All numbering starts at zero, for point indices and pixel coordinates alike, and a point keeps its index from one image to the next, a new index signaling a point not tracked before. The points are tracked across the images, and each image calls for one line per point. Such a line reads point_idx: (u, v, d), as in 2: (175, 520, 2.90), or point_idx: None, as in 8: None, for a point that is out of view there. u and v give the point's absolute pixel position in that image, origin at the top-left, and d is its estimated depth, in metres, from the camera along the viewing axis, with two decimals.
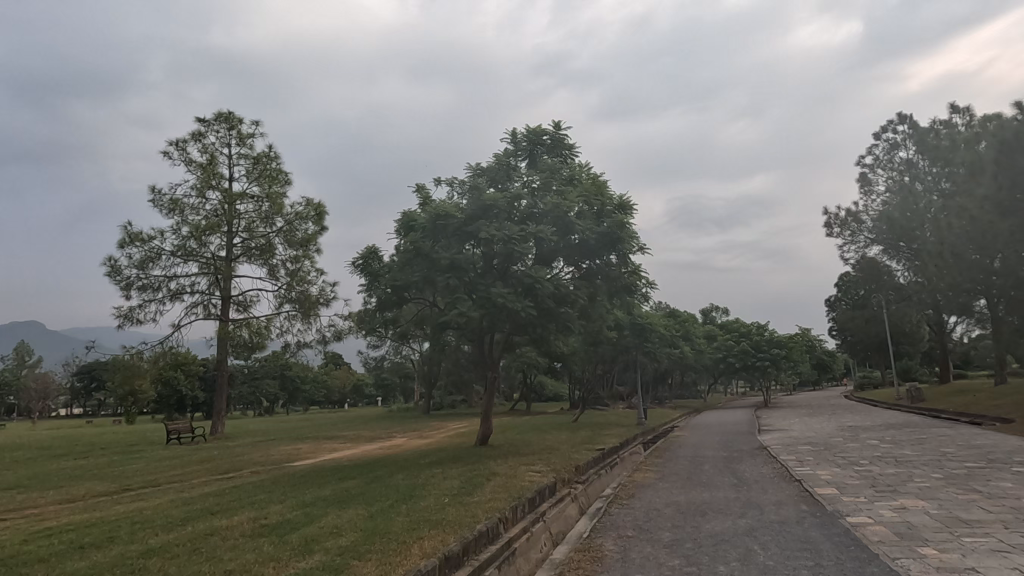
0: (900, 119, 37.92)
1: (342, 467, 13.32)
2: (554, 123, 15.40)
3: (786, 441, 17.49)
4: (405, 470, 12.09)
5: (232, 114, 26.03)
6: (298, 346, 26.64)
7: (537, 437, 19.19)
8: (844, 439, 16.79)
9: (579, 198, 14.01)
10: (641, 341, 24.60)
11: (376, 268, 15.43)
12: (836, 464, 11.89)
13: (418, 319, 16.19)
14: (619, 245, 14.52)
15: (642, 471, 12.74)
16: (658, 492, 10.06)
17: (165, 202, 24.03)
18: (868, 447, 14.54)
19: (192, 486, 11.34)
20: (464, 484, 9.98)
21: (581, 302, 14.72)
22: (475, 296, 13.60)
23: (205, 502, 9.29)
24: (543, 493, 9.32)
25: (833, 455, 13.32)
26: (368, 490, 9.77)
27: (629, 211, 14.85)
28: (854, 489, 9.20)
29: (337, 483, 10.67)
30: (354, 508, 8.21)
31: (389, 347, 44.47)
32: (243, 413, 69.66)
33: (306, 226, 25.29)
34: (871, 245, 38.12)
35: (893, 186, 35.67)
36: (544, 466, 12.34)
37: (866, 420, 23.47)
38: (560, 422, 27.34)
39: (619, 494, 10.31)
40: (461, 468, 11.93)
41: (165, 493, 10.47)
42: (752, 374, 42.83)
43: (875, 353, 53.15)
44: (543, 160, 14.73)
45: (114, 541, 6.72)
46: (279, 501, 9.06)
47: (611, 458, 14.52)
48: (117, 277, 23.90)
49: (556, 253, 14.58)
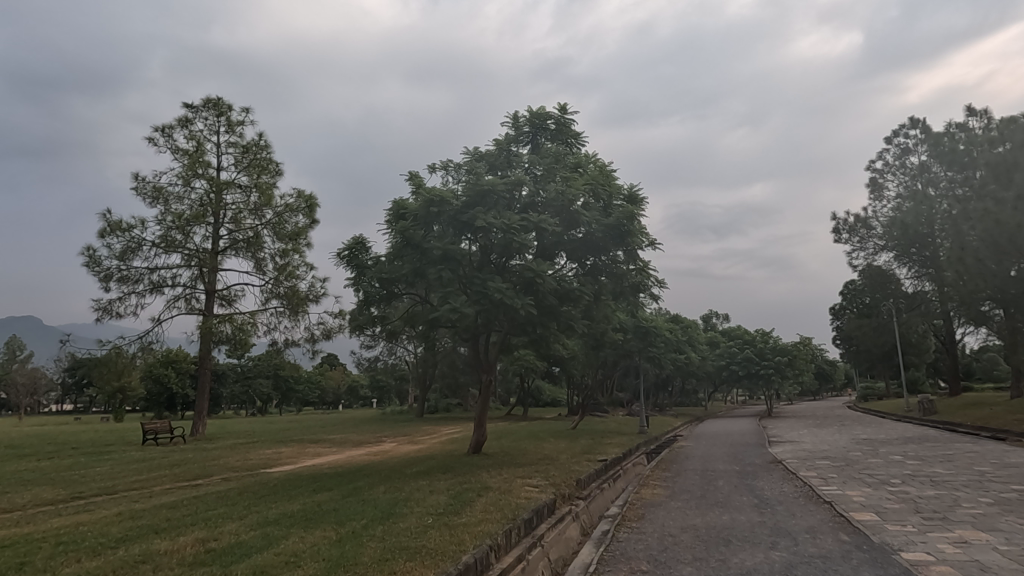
0: (912, 124, 36.96)
1: (320, 476, 12.14)
2: (559, 107, 14.23)
3: (800, 454, 16.36)
4: (388, 482, 10.88)
5: (221, 100, 24.93)
6: (285, 344, 25.52)
7: (534, 445, 18.05)
8: (863, 454, 15.66)
9: (585, 186, 12.80)
10: (645, 345, 23.61)
11: (364, 260, 14.16)
12: (866, 483, 10.72)
13: (408, 317, 15.03)
14: (627, 240, 13.37)
15: (650, 486, 11.57)
16: (671, 514, 8.88)
17: (148, 190, 22.87)
18: (894, 464, 13.40)
19: (151, 495, 10.16)
20: (451, 500, 8.77)
21: (586, 301, 13.56)
22: (470, 291, 12.48)
23: (155, 516, 8.12)
24: (541, 513, 8.16)
25: (859, 473, 12.16)
26: (343, 505, 8.59)
27: (639, 203, 13.68)
28: (897, 515, 8.03)
29: (312, 496, 9.48)
30: (321, 530, 7.05)
31: (384, 348, 43.32)
32: (234, 412, 68.22)
33: (297, 219, 24.21)
34: (881, 252, 37.10)
35: (905, 191, 34.67)
36: (542, 479, 11.18)
37: (880, 433, 22.34)
38: (558, 427, 26.22)
39: (627, 514, 9.15)
40: (451, 480, 10.78)
41: (115, 504, 9.28)
42: (756, 382, 41.75)
43: (879, 363, 52.16)
44: (547, 145, 13.58)
45: (21, 571, 5.55)
46: (237, 517, 7.88)
47: (614, 471, 13.38)
48: (96, 267, 22.75)
49: (559, 247, 13.45)
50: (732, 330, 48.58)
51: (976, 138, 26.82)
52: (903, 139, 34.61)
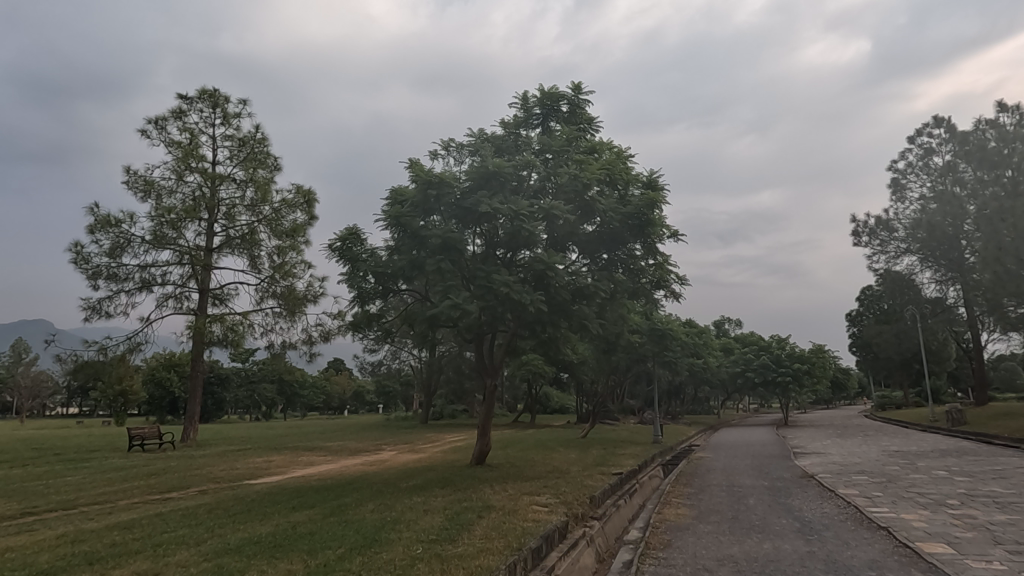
0: (936, 122, 35.56)
1: (307, 489, 10.97)
2: (573, 86, 12.99)
3: (832, 468, 15.00)
4: (379, 499, 9.66)
5: (217, 91, 23.93)
6: (281, 346, 24.44)
7: (542, 455, 16.80)
8: (902, 468, 14.32)
9: (601, 172, 11.54)
10: (660, 349, 22.35)
11: (358, 252, 12.86)
12: (921, 505, 9.38)
13: (406, 315, 13.83)
14: (646, 232, 12.11)
15: (673, 505, 10.29)
16: (702, 541, 7.65)
17: (139, 183, 21.83)
18: (943, 480, 12.08)
19: (109, 512, 8.99)
20: (447, 523, 7.55)
21: (601, 298, 12.26)
22: (473, 285, 11.28)
23: (101, 540, 6.96)
24: (550, 539, 6.93)
25: (907, 491, 10.84)
26: (322, 528, 7.36)
27: (660, 190, 12.41)
28: (977, 548, 6.73)
29: (289, 515, 8.28)
30: (285, 562, 5.86)
31: (388, 352, 42.18)
32: (239, 417, 67.34)
33: (295, 215, 23.14)
34: (902, 255, 35.68)
35: (931, 193, 33.24)
36: (552, 497, 9.88)
37: (910, 445, 20.87)
38: (567, 436, 25.00)
39: (650, 540, 7.90)
40: (448, 497, 9.55)
41: (64, 523, 8.13)
42: (772, 390, 40.29)
43: (898, 370, 50.51)
44: (559, 128, 12.36)
45: None
46: (194, 543, 6.70)
47: (629, 485, 12.09)
48: (84, 265, 21.70)
49: (571, 239, 12.21)
50: (746, 336, 47.20)
51: (1009, 133, 25.39)
52: (927, 139, 33.28)
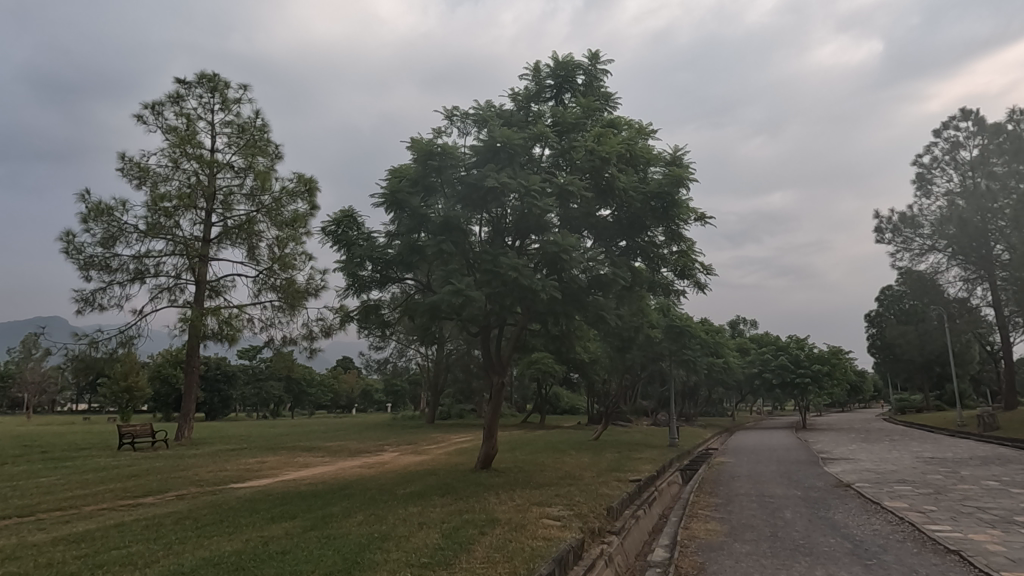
0: (963, 115, 34.19)
1: (293, 495, 9.90)
2: (589, 56, 11.87)
3: (869, 476, 13.79)
4: (370, 508, 8.52)
5: (217, 76, 22.98)
6: (282, 342, 23.43)
7: (554, 459, 15.67)
8: (945, 477, 13.16)
9: (621, 146, 10.42)
10: (676, 347, 21.27)
11: (354, 236, 11.83)
12: (987, 522, 8.18)
13: (405, 305, 12.75)
14: (670, 216, 11.00)
15: (700, 518, 9.18)
16: (742, 564, 6.56)
17: (133, 170, 20.92)
18: (998, 492, 10.89)
19: (65, 521, 7.96)
20: (443, 541, 6.47)
21: (620, 287, 11.13)
22: (478, 271, 10.20)
23: (37, 558, 5.93)
24: (563, 562, 5.81)
25: (965, 506, 9.64)
26: (297, 545, 6.30)
27: (685, 168, 11.25)
28: None
29: (262, 528, 7.24)
30: None
31: (394, 349, 41.17)
32: (246, 415, 66.61)
33: (296, 205, 22.14)
34: (928, 253, 34.25)
35: (959, 188, 31.85)
36: (563, 508, 8.76)
37: (946, 451, 19.59)
38: (580, 437, 23.98)
39: (681, 563, 6.80)
40: (447, 508, 8.43)
41: (5, 534, 7.10)
42: (790, 392, 38.94)
43: (920, 373, 48.92)
44: (574, 100, 11.30)
45: None
46: (143, 564, 5.66)
47: (648, 493, 10.97)
48: (75, 255, 20.82)
49: (587, 222, 11.09)
50: (763, 337, 45.88)
51: None
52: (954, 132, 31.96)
